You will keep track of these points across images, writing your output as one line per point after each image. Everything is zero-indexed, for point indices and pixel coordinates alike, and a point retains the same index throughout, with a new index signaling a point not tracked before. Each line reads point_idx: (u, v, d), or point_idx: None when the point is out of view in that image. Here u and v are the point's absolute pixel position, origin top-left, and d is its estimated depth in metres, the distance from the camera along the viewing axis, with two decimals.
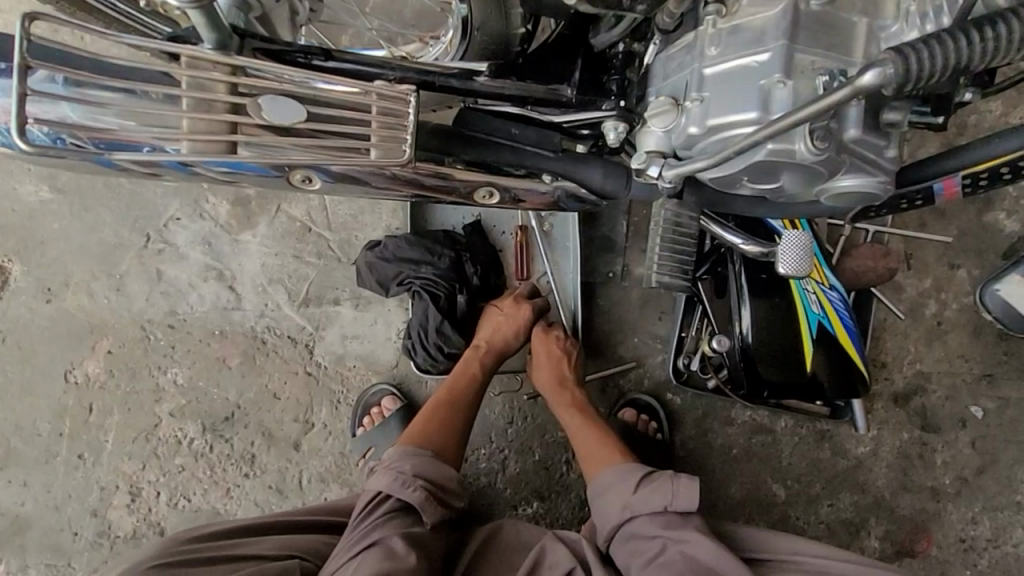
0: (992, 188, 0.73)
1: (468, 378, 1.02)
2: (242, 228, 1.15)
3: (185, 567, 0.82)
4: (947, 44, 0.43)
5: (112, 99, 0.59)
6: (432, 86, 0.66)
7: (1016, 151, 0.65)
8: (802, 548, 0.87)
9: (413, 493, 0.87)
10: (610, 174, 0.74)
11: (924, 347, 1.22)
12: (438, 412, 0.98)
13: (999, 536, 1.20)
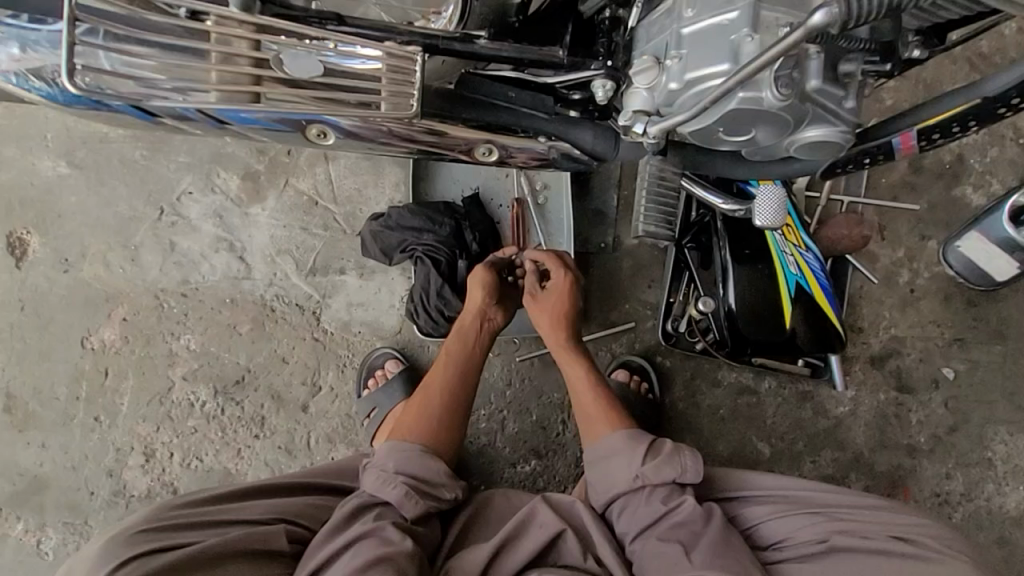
0: (945, 142, 0.79)
1: (456, 363, 1.01)
2: (251, 202, 1.21)
3: (174, 531, 0.80)
4: None
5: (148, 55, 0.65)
6: (438, 51, 0.72)
7: (963, 105, 0.72)
8: (776, 482, 0.92)
9: (392, 490, 0.86)
10: (601, 136, 0.82)
11: (898, 312, 1.29)
12: (428, 399, 0.97)
13: (972, 490, 1.27)
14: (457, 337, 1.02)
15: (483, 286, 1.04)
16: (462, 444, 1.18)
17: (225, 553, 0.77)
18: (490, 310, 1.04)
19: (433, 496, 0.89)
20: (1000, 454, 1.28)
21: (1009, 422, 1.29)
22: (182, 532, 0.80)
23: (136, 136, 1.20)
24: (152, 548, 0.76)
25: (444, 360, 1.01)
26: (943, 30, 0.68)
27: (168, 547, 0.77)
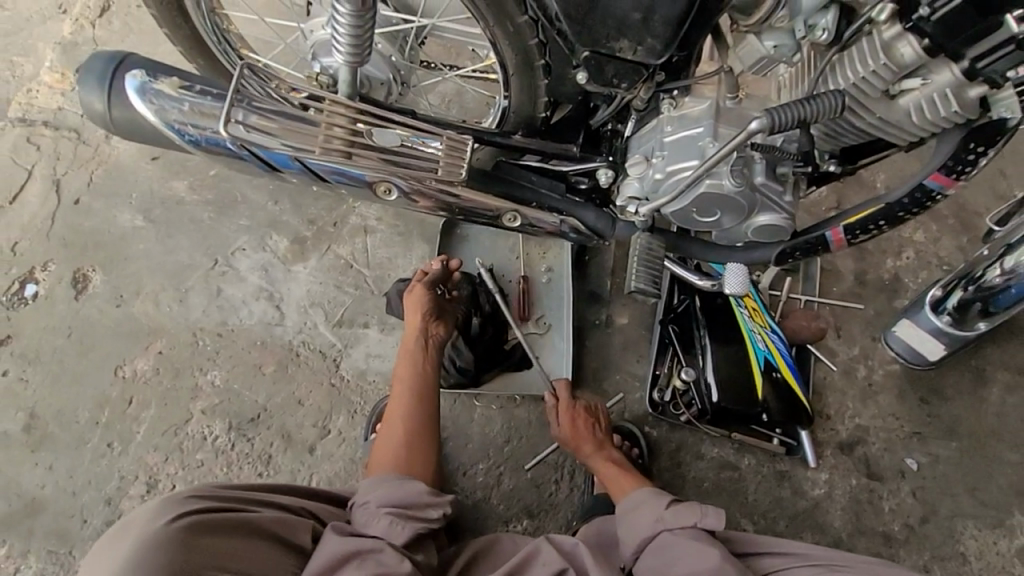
0: (870, 237, 1.01)
1: (407, 386, 1.14)
2: (295, 260, 1.39)
3: (219, 499, 0.87)
4: (795, 108, 0.74)
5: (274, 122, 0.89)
6: (485, 141, 1.00)
7: (874, 207, 0.96)
8: (779, 540, 1.02)
9: (379, 523, 0.91)
10: (602, 217, 1.05)
11: (860, 403, 1.43)
12: (391, 432, 1.09)
13: None
14: (404, 370, 1.16)
15: (414, 310, 1.21)
16: (458, 497, 1.24)
17: (263, 530, 0.85)
18: (429, 331, 1.21)
19: (422, 516, 0.94)
20: (971, 549, 1.34)
21: (975, 516, 1.36)
22: (227, 500, 0.88)
23: (206, 199, 1.41)
24: (202, 506, 0.84)
25: (396, 394, 1.14)
26: (858, 152, 0.91)
27: (218, 509, 0.85)
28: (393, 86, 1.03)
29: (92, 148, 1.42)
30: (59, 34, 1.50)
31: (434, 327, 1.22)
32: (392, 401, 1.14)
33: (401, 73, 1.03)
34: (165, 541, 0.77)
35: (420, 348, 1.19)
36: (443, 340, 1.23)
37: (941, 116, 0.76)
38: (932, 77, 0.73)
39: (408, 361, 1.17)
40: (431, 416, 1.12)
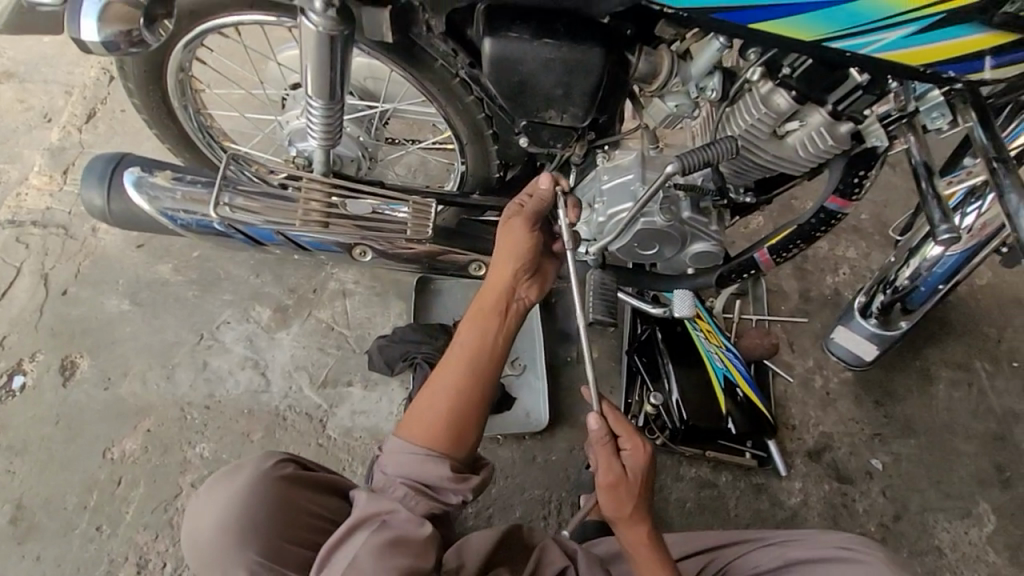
0: (794, 255, 1.15)
1: (473, 347, 0.95)
2: (279, 328, 1.46)
3: (312, 466, 0.94)
4: (701, 153, 0.87)
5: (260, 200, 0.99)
6: (447, 202, 1.12)
7: (789, 228, 1.10)
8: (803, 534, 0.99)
9: (395, 492, 0.87)
10: (558, 260, 1.18)
11: (821, 411, 1.53)
12: (440, 389, 0.92)
13: None
14: (478, 322, 0.97)
15: (506, 252, 1.00)
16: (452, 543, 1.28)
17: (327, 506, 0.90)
18: (517, 288, 1.01)
19: (441, 497, 0.88)
20: (945, 541, 1.41)
21: (943, 509, 1.44)
22: (315, 467, 0.94)
23: (191, 278, 1.49)
24: (297, 464, 0.91)
25: (462, 349, 0.95)
26: (769, 183, 1.05)
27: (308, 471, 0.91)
28: (363, 163, 1.16)
29: (79, 241, 1.50)
30: (47, 141, 1.61)
31: (525, 286, 1.02)
32: (451, 354, 0.96)
33: (369, 150, 1.17)
34: (266, 481, 0.86)
35: (502, 306, 0.99)
36: (529, 307, 1.02)
37: (823, 148, 0.91)
38: (807, 117, 0.89)
39: (484, 314, 0.98)
40: (490, 392, 0.95)
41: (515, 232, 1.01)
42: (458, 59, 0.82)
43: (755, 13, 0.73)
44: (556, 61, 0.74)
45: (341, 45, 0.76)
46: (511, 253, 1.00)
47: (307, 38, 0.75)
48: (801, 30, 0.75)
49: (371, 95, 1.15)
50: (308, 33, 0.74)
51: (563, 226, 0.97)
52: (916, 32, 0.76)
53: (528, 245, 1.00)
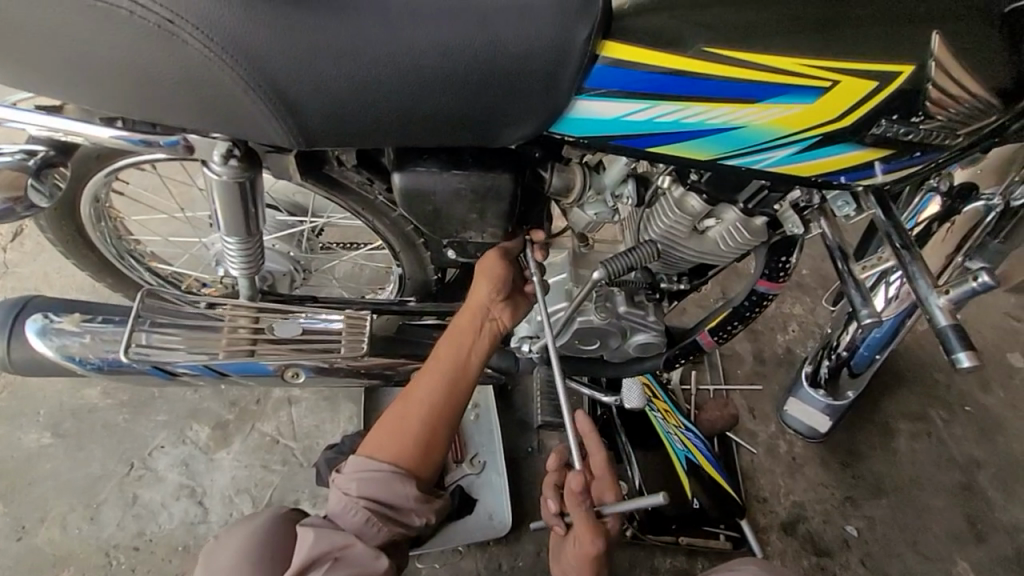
0: (738, 333, 1.15)
1: (443, 373, 0.93)
2: (218, 447, 1.37)
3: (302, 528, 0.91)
4: (623, 257, 0.87)
5: (179, 331, 0.94)
6: (383, 310, 1.10)
7: (726, 310, 1.11)
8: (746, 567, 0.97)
9: (352, 517, 0.83)
10: (505, 356, 1.16)
11: (790, 479, 1.51)
12: (405, 414, 0.91)
13: None
14: (449, 347, 0.94)
15: (484, 276, 0.94)
16: None
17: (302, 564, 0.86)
18: (490, 316, 0.96)
19: (401, 519, 0.86)
20: None
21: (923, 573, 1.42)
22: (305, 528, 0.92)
23: (121, 401, 1.40)
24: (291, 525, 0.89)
25: (431, 369, 0.94)
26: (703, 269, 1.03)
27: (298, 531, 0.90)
28: (297, 274, 1.14)
29: None
30: None
31: (498, 314, 0.97)
32: (422, 374, 0.95)
33: (302, 263, 1.15)
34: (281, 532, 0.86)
35: (473, 334, 0.95)
36: (501, 331, 0.98)
37: (742, 241, 0.93)
38: (723, 215, 0.92)
39: (454, 341, 0.95)
40: (456, 418, 0.93)
41: (488, 263, 0.93)
42: (374, 187, 0.86)
43: (637, 138, 0.69)
44: (466, 189, 0.74)
45: (249, 191, 0.75)
46: (483, 284, 0.94)
47: (214, 187, 0.73)
48: (688, 151, 0.69)
49: (301, 208, 1.13)
50: (215, 183, 0.73)
51: (535, 276, 0.91)
52: (804, 150, 0.67)
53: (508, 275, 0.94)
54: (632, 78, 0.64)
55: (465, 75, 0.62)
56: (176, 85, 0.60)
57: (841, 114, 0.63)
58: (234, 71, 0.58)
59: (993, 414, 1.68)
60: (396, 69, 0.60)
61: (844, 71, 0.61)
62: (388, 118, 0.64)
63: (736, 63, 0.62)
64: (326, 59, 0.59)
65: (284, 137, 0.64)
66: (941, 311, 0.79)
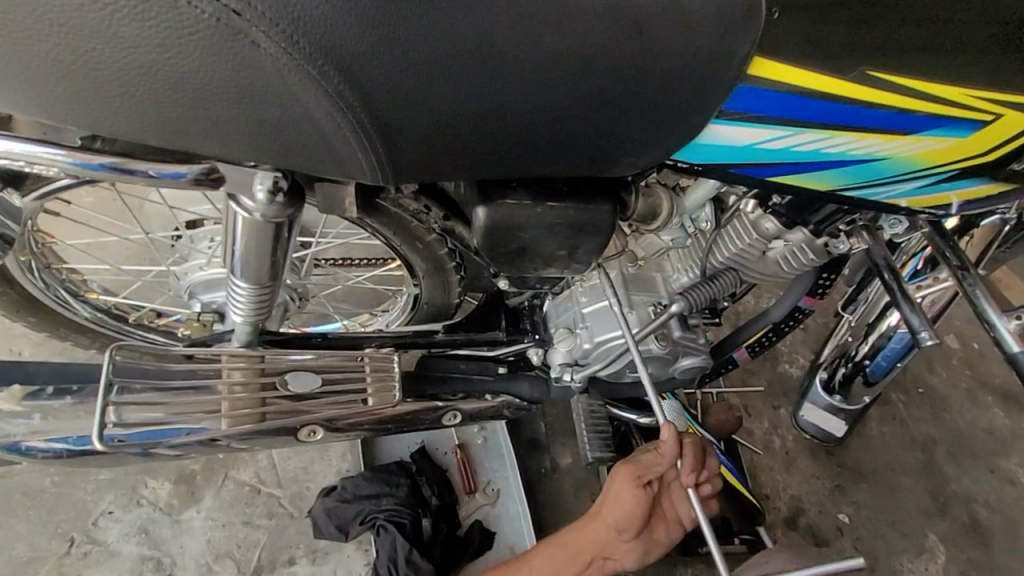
0: (773, 343, 1.12)
1: (554, 557, 0.94)
2: (185, 506, 1.15)
3: None
4: (688, 297, 0.85)
5: (163, 397, 0.76)
6: (406, 344, 0.94)
7: (764, 325, 1.07)
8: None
9: None
10: (536, 385, 1.00)
11: (787, 474, 1.45)
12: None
13: None
14: (569, 535, 0.94)
15: (620, 485, 0.88)
16: None
17: None
18: (611, 548, 0.91)
19: None
20: None
21: (906, 550, 1.37)
22: None
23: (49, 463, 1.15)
24: None
25: (546, 550, 0.95)
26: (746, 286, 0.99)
27: None
28: (291, 302, 0.94)
29: None
30: None
31: (622, 548, 0.91)
32: (537, 549, 0.96)
33: (299, 290, 0.95)
34: None
35: (595, 552, 0.92)
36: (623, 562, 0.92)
37: (804, 264, 0.82)
38: (789, 236, 0.80)
39: (577, 546, 0.92)
40: None
41: (627, 488, 0.87)
42: (430, 216, 0.75)
43: (768, 168, 0.60)
44: (563, 224, 0.62)
45: (284, 233, 0.61)
46: (615, 508, 0.88)
47: (241, 225, 0.59)
48: (817, 181, 0.62)
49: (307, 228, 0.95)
50: (243, 220, 0.59)
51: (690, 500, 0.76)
52: (935, 184, 0.63)
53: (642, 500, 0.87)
54: (786, 102, 0.54)
55: (607, 100, 0.51)
56: (230, 99, 0.46)
57: (988, 149, 0.59)
58: (320, 87, 0.45)
59: (941, 394, 1.55)
60: (526, 89, 0.49)
61: (1010, 104, 0.56)
62: (503, 147, 0.52)
63: (903, 91, 0.55)
64: (441, 74, 0.47)
65: (366, 169, 0.51)
66: (1009, 333, 0.75)
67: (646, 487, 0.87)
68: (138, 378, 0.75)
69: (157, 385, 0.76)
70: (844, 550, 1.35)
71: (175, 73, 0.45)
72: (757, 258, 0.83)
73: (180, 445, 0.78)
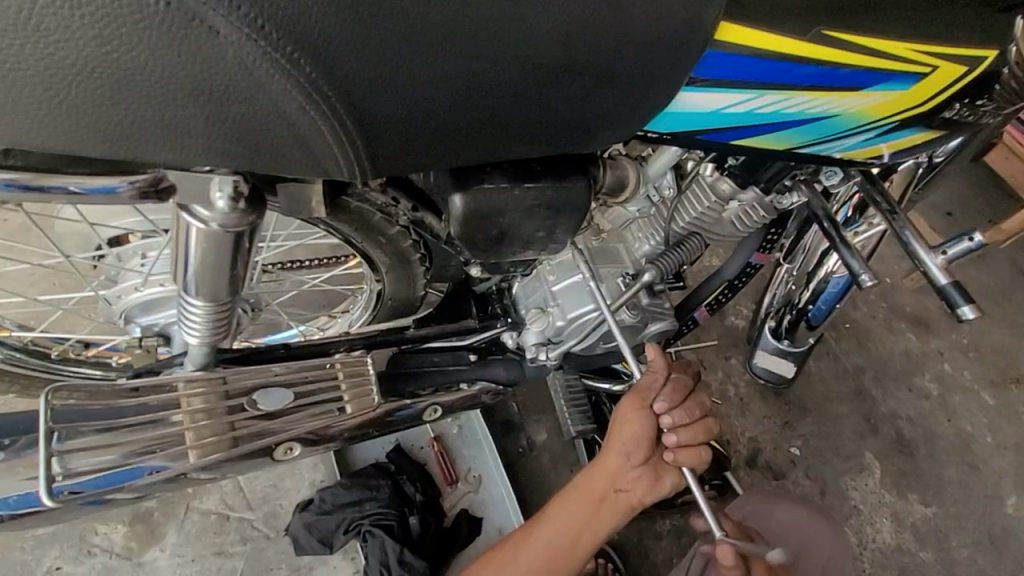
0: (730, 298, 1.17)
1: (569, 508, 0.88)
2: (146, 547, 1.09)
3: None
4: (657, 265, 0.86)
5: (113, 438, 0.70)
6: (378, 344, 0.89)
7: (726, 277, 1.10)
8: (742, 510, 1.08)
9: None
10: (512, 367, 0.98)
11: (743, 418, 1.52)
12: (532, 560, 0.87)
13: (902, 543, 1.40)
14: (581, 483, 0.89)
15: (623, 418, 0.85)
16: None
17: None
18: (621, 477, 0.86)
19: None
20: (859, 499, 1.44)
21: (848, 471, 1.47)
22: None
23: None
24: None
25: (559, 504, 0.90)
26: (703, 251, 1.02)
27: None
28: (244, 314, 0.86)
29: None
30: None
31: (633, 477, 0.85)
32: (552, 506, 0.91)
33: (253, 301, 0.89)
34: None
35: (606, 486, 0.87)
36: (641, 495, 0.86)
37: (757, 222, 0.84)
38: (743, 196, 0.81)
39: (588, 484, 0.88)
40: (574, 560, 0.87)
41: (630, 414, 0.85)
42: (399, 208, 0.72)
43: (733, 132, 0.61)
44: (540, 205, 0.62)
45: (246, 243, 0.55)
46: (618, 438, 0.85)
47: (195, 239, 0.53)
48: (777, 141, 0.64)
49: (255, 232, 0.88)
50: (197, 232, 0.53)
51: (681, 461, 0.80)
52: (881, 135, 0.67)
53: (643, 424, 0.84)
54: (750, 65, 0.56)
55: (587, 72, 0.50)
56: (189, 97, 0.43)
57: (925, 99, 0.64)
58: (291, 79, 0.42)
59: (864, 327, 1.63)
60: (508, 67, 0.47)
61: (944, 56, 0.60)
62: (483, 128, 0.50)
63: (853, 49, 0.57)
64: (419, 57, 0.45)
65: (344, 169, 0.48)
66: (936, 267, 0.79)
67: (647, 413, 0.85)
68: (84, 421, 0.69)
69: (105, 425, 0.70)
70: (799, 479, 1.46)
71: (123, 73, 0.41)
72: (720, 219, 0.84)
73: (144, 485, 0.72)
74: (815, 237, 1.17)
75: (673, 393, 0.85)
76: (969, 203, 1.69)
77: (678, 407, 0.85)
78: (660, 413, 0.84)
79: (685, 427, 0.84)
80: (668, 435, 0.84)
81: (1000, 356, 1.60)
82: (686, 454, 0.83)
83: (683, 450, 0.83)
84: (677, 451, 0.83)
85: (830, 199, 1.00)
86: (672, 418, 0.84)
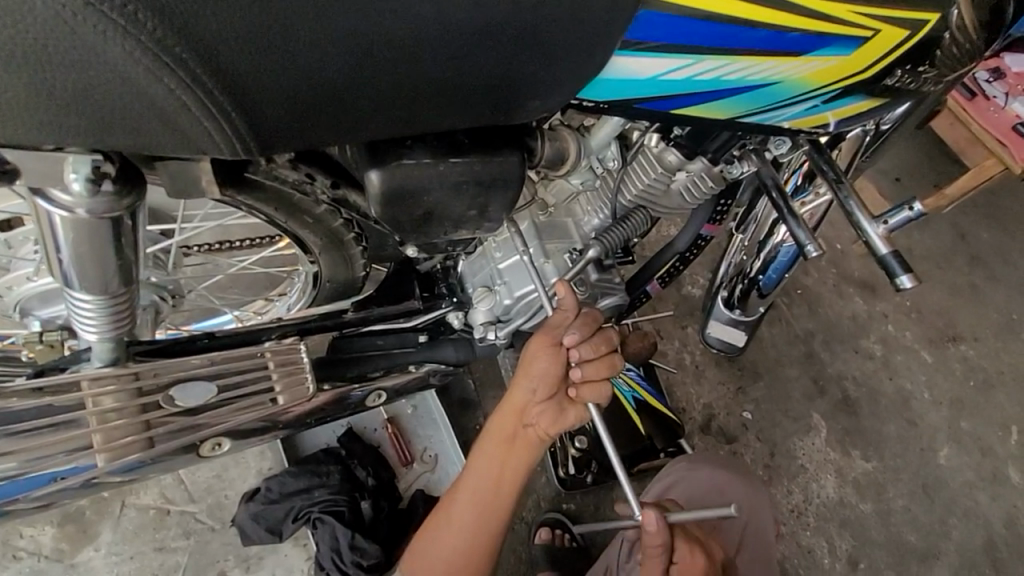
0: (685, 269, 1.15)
1: (484, 457, 0.84)
2: (79, 547, 1.04)
3: None
4: (601, 242, 0.83)
5: (10, 445, 0.65)
6: (315, 330, 0.83)
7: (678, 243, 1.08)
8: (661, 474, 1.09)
9: None
10: (459, 347, 0.95)
11: (698, 385, 1.54)
12: (462, 513, 0.84)
13: (842, 497, 1.47)
14: (492, 431, 0.84)
15: (528, 361, 0.81)
16: None
17: None
18: (528, 412, 0.82)
19: None
20: (805, 457, 1.50)
21: (796, 432, 1.52)
22: None
23: None
24: None
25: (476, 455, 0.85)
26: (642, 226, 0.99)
27: None
28: (164, 303, 0.82)
29: None
30: None
31: (537, 412, 0.82)
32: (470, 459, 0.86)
33: (172, 288, 0.83)
34: None
35: (516, 423, 0.83)
36: (550, 429, 0.82)
37: (704, 193, 0.80)
38: (690, 166, 0.78)
39: (499, 425, 0.84)
40: (502, 506, 0.84)
41: (539, 352, 0.80)
42: (316, 185, 0.67)
43: (670, 100, 0.58)
44: (469, 181, 0.58)
45: (128, 225, 0.50)
46: (526, 374, 0.81)
47: (61, 229, 0.48)
48: (716, 111, 0.61)
49: (165, 213, 0.78)
50: (63, 221, 0.47)
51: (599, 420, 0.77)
52: (823, 103, 0.65)
53: (544, 361, 0.80)
54: (685, 28, 0.52)
55: (501, 31, 0.45)
56: (8, 59, 0.37)
57: (866, 66, 0.62)
58: (130, 38, 0.36)
59: (815, 293, 1.67)
60: (409, 32, 0.42)
61: (885, 19, 0.58)
62: (386, 96, 0.45)
63: (791, 11, 0.54)
64: (295, 17, 0.39)
65: (222, 144, 0.43)
66: (878, 237, 0.78)
67: (550, 351, 0.80)
68: None
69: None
70: (750, 442, 1.50)
71: None
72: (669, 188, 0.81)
73: (53, 492, 0.68)
74: (766, 207, 1.16)
75: (583, 326, 0.80)
76: (916, 169, 1.73)
77: (586, 342, 0.80)
78: (569, 348, 0.79)
79: (590, 362, 0.80)
80: (572, 371, 0.80)
81: (938, 317, 1.67)
82: (589, 389, 0.81)
83: (585, 386, 0.81)
84: (579, 386, 0.81)
85: (780, 170, 0.99)
86: (579, 354, 0.79)
